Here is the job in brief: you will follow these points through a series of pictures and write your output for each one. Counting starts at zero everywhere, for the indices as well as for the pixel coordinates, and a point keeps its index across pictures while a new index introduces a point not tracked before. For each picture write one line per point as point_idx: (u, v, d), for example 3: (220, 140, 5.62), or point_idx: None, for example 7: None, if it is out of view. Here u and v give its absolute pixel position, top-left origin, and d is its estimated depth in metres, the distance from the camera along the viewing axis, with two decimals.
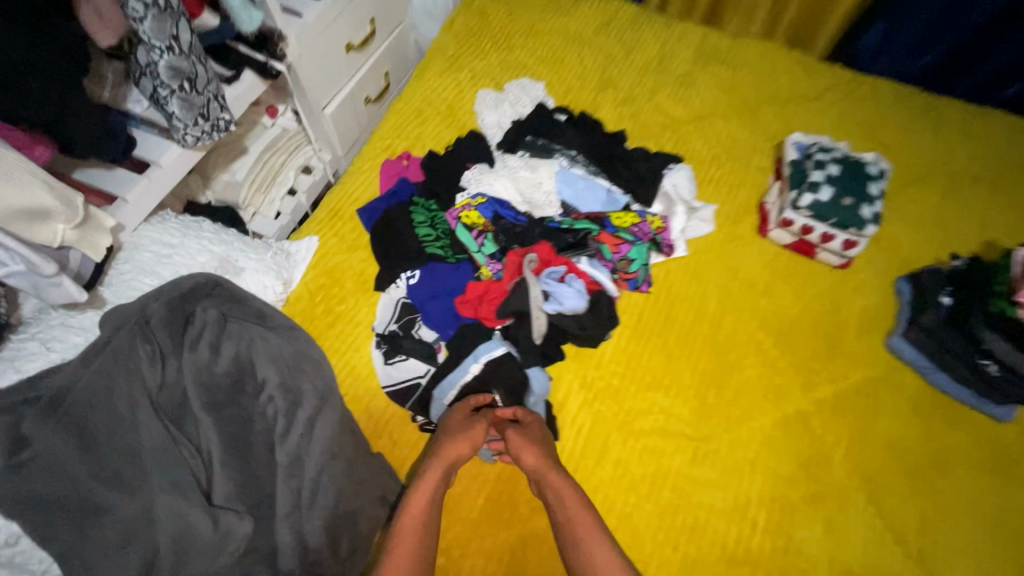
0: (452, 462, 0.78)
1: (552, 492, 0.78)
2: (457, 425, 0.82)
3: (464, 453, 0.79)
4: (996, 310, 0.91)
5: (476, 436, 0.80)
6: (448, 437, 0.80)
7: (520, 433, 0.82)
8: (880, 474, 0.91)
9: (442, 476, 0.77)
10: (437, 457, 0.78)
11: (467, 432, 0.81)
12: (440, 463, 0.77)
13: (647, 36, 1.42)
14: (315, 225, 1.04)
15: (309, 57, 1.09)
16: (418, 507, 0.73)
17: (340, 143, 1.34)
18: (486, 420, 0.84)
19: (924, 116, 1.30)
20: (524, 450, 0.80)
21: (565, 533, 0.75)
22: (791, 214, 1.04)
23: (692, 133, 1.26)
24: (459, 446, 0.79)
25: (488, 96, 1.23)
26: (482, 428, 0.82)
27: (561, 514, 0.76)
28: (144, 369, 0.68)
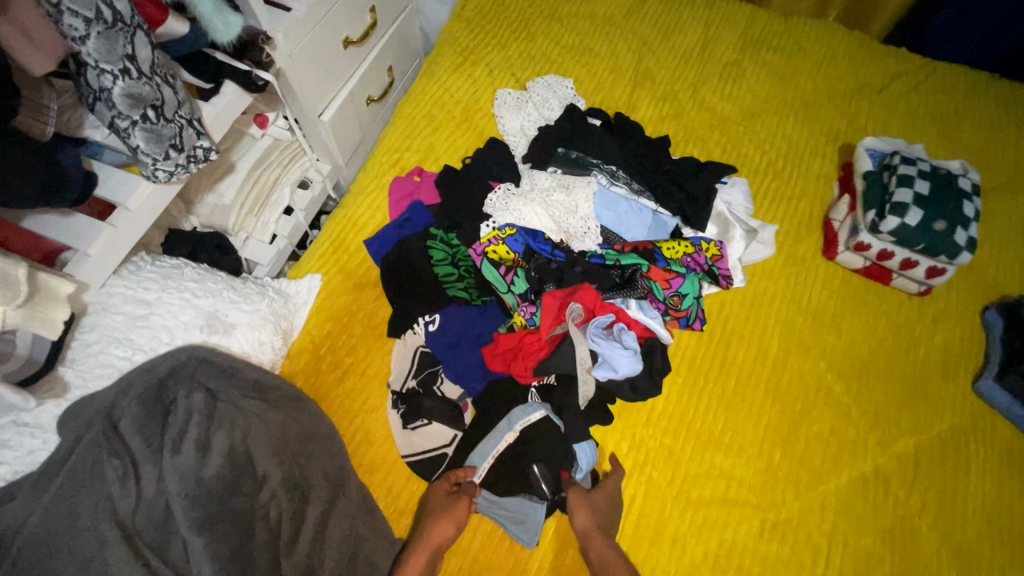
0: (436, 548, 0.68)
1: (596, 559, 0.70)
2: (438, 504, 0.72)
3: (449, 536, 0.69)
4: None
5: (460, 514, 0.70)
6: (428, 519, 0.70)
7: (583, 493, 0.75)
8: (974, 545, 0.79)
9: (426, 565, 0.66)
10: (418, 544, 0.68)
11: (448, 512, 0.70)
12: (422, 550, 0.67)
13: (686, 19, 1.24)
14: (317, 260, 0.90)
15: (300, 58, 0.92)
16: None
17: (341, 151, 1.18)
18: (463, 496, 0.73)
19: (1006, 111, 1.14)
20: (579, 510, 0.73)
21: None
22: (868, 238, 0.91)
23: (743, 135, 1.10)
24: (438, 531, 0.69)
25: (509, 96, 1.07)
26: (466, 504, 0.71)
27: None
28: (114, 491, 0.58)
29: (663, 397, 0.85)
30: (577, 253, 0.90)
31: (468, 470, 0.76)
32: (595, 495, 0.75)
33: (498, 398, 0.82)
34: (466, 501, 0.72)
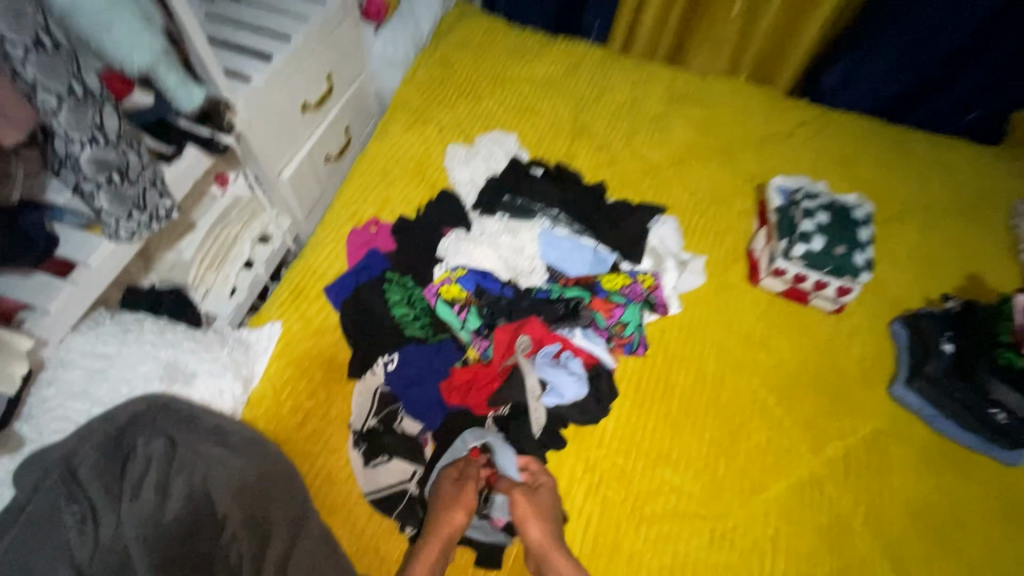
0: (448, 534, 0.72)
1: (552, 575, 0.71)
2: (447, 493, 0.76)
3: (460, 522, 0.73)
4: (1002, 361, 0.89)
5: (469, 499, 0.75)
6: (439, 507, 0.74)
7: (529, 496, 0.77)
8: (902, 538, 0.85)
9: (440, 550, 0.71)
10: (436, 527, 0.73)
11: (458, 499, 0.75)
12: (441, 533, 0.72)
13: (617, 79, 1.39)
14: (277, 308, 0.93)
15: (259, 122, 0.99)
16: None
17: (301, 206, 1.24)
18: (472, 479, 0.78)
19: (893, 150, 1.32)
20: (529, 519, 0.74)
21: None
22: (783, 263, 1.01)
23: (672, 178, 1.22)
24: (455, 515, 0.73)
25: (458, 151, 1.17)
26: (473, 488, 0.77)
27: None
28: (71, 538, 0.59)
29: (612, 418, 0.90)
30: (526, 291, 0.97)
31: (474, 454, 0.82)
32: (540, 497, 0.78)
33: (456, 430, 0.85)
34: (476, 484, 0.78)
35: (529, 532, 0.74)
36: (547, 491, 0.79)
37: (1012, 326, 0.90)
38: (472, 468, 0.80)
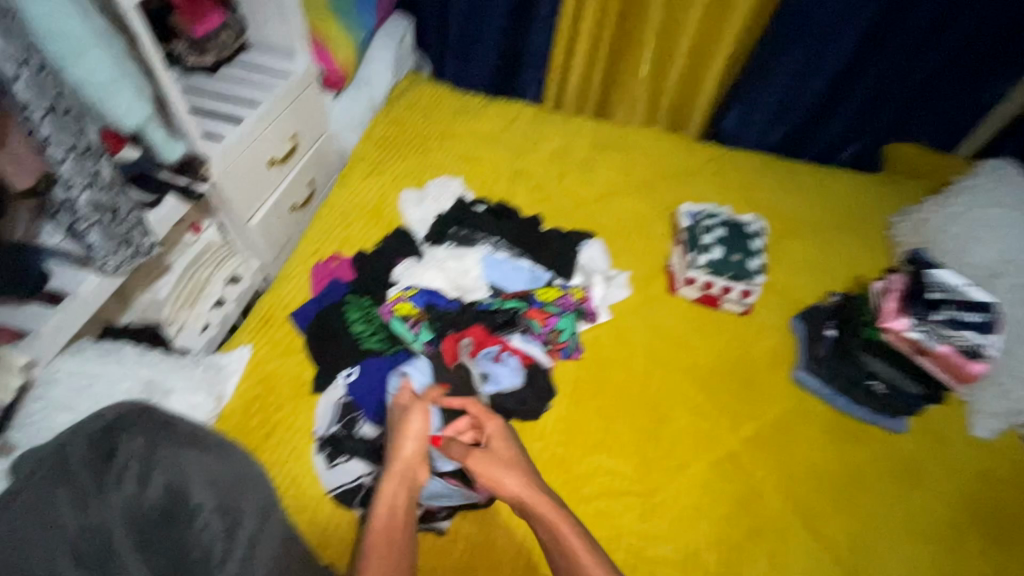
0: (402, 470, 0.80)
1: (539, 521, 0.77)
2: (395, 430, 0.84)
3: (410, 452, 0.81)
4: (867, 336, 1.07)
5: (415, 432, 0.83)
6: (392, 444, 0.83)
7: (486, 455, 0.82)
8: (808, 499, 0.98)
9: (397, 480, 0.79)
10: (391, 454, 0.81)
11: (405, 432, 0.83)
12: (394, 463, 0.80)
13: (549, 129, 1.60)
14: (247, 334, 1.04)
15: (232, 174, 1.14)
16: (380, 531, 0.74)
17: (269, 250, 1.36)
18: (421, 408, 0.85)
19: (787, 179, 1.55)
20: (504, 476, 0.79)
21: (562, 565, 0.74)
22: (692, 272, 1.19)
23: (599, 209, 1.41)
24: (400, 441, 0.82)
25: (410, 196, 1.33)
26: (419, 422, 0.84)
27: (556, 550, 0.74)
28: (65, 515, 0.65)
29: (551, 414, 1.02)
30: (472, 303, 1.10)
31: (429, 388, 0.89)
32: (504, 455, 0.82)
33: None
34: (425, 411, 0.85)
35: (511, 493, 0.79)
36: (499, 441, 0.84)
37: (871, 308, 1.09)
38: (425, 396, 0.87)
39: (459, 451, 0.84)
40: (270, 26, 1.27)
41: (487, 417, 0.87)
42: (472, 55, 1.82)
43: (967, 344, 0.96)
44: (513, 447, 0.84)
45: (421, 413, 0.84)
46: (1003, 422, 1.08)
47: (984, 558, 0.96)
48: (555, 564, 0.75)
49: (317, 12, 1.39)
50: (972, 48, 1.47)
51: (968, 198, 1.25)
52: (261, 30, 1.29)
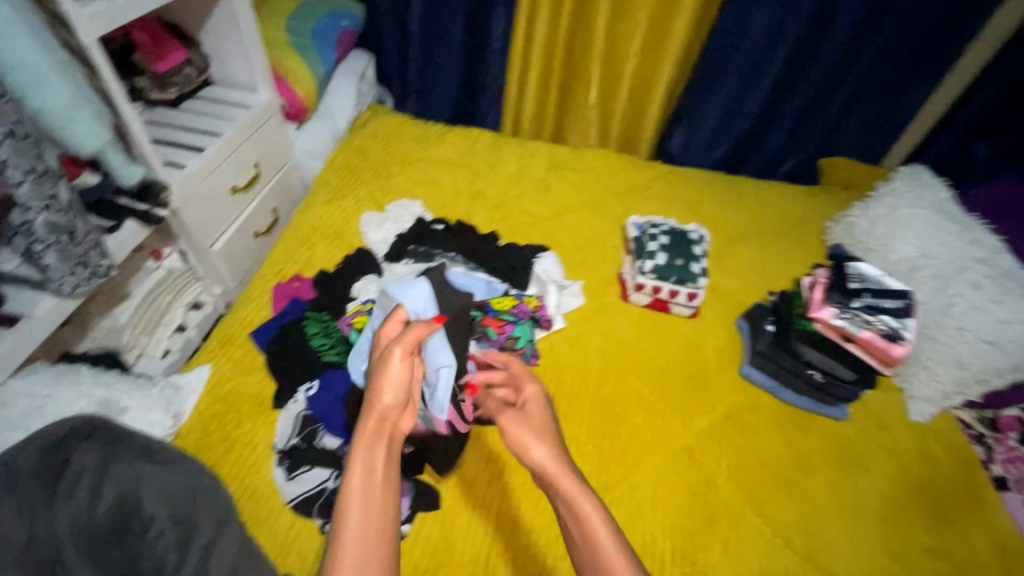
0: (380, 416, 0.63)
1: (561, 500, 0.61)
2: (377, 371, 0.67)
3: (388, 394, 0.65)
4: (800, 325, 1.16)
5: (394, 372, 0.66)
6: (372, 385, 0.66)
7: (519, 418, 0.70)
8: (759, 487, 1.01)
9: (372, 435, 0.61)
10: (365, 403, 0.64)
11: (383, 373, 0.66)
12: (367, 414, 0.63)
13: (506, 153, 1.69)
14: (207, 355, 1.06)
15: (193, 201, 1.17)
16: (354, 494, 0.57)
17: (232, 275, 1.38)
18: (406, 348, 0.68)
19: (730, 192, 1.66)
20: (532, 441, 0.66)
21: (586, 559, 0.58)
22: (641, 278, 1.25)
23: (555, 225, 1.47)
24: (377, 387, 0.65)
25: (372, 217, 1.38)
26: (401, 361, 0.67)
27: (577, 529, 0.59)
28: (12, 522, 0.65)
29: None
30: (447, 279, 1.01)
31: (420, 325, 0.71)
32: (534, 420, 0.69)
33: None
34: (407, 354, 0.68)
35: (533, 459, 0.65)
36: (536, 404, 0.73)
37: (803, 300, 1.19)
38: (410, 334, 0.69)
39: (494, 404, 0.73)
40: (232, 62, 1.34)
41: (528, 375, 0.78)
42: (431, 87, 1.92)
43: (887, 326, 1.08)
44: (550, 413, 0.73)
45: (403, 356, 0.67)
46: (935, 405, 1.15)
47: (928, 534, 0.99)
48: (573, 544, 0.60)
49: (283, 52, 1.49)
50: (883, 69, 1.62)
51: (890, 200, 1.34)
52: (223, 66, 1.35)
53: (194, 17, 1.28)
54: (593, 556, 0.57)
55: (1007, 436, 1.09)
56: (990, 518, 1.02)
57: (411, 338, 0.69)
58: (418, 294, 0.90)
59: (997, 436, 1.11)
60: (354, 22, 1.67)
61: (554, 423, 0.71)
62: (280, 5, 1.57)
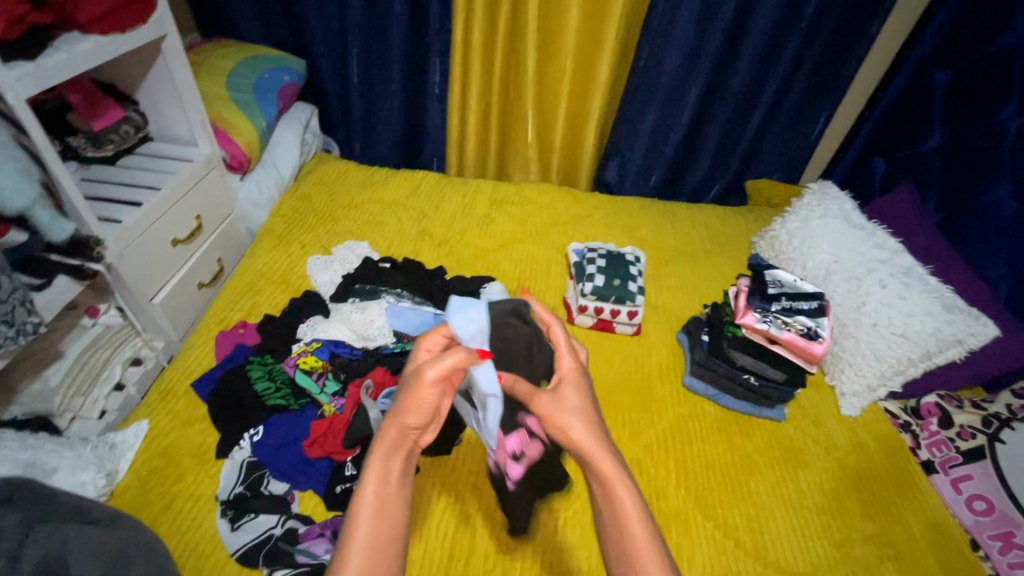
0: (402, 431, 0.64)
1: (597, 482, 0.65)
2: (407, 381, 0.66)
3: (415, 416, 0.64)
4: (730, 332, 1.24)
5: (425, 397, 0.64)
6: (400, 397, 0.65)
7: (554, 402, 0.70)
8: (706, 491, 1.05)
9: (390, 447, 0.63)
10: (390, 415, 0.65)
11: (414, 393, 0.64)
12: (390, 431, 0.63)
13: (451, 191, 1.75)
14: (145, 409, 1.03)
15: (129, 254, 1.16)
16: (368, 508, 0.60)
17: (174, 329, 1.35)
18: (440, 371, 0.66)
19: (664, 216, 1.76)
20: (569, 427, 0.67)
21: (613, 534, 0.63)
22: (583, 300, 1.31)
23: (501, 257, 1.53)
24: (402, 409, 0.64)
25: (318, 260, 1.38)
26: (434, 385, 0.65)
27: (609, 511, 0.63)
28: None
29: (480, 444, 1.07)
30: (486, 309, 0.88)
31: (461, 352, 0.68)
32: (569, 404, 0.70)
33: (322, 479, 0.97)
34: (441, 379, 0.65)
35: (569, 442, 0.68)
36: (571, 382, 0.73)
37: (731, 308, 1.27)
38: (448, 359, 0.66)
39: (527, 392, 0.73)
40: (172, 119, 1.37)
41: (564, 352, 0.76)
42: (376, 134, 1.99)
43: (804, 326, 1.18)
44: (586, 392, 0.72)
45: (437, 380, 0.65)
46: (864, 398, 1.22)
47: (867, 521, 1.03)
48: (604, 524, 0.64)
49: (224, 107, 1.53)
50: (785, 100, 1.80)
51: (802, 213, 1.45)
52: (164, 123, 1.38)
53: (132, 77, 1.31)
54: (621, 538, 0.62)
55: (929, 421, 1.17)
56: (921, 500, 1.08)
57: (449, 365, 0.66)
58: (469, 324, 0.78)
59: (921, 422, 1.18)
60: (295, 76, 1.73)
61: (591, 404, 0.71)
62: (220, 63, 1.62)
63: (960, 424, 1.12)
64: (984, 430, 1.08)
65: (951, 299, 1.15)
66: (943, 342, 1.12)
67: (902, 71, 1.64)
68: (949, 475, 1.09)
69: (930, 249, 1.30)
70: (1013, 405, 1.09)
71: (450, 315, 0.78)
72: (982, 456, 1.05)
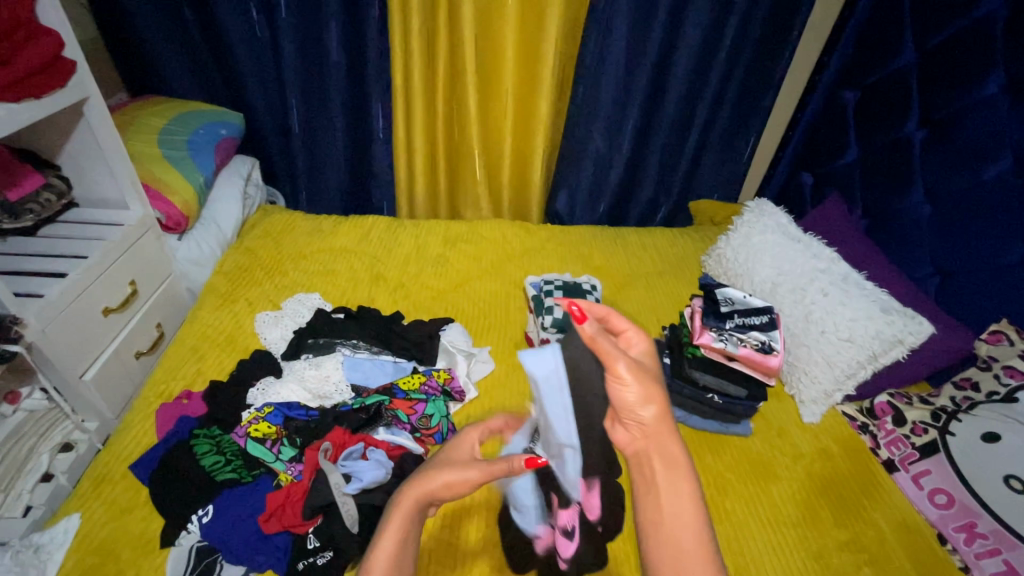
0: (431, 498, 0.67)
1: (658, 469, 0.63)
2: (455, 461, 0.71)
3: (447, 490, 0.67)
4: (689, 352, 1.26)
5: (465, 484, 0.68)
6: (441, 468, 0.69)
7: (639, 370, 0.66)
8: None
9: (413, 508, 0.67)
10: (424, 479, 0.68)
11: (456, 471, 0.68)
12: (421, 494, 0.67)
13: (403, 235, 1.72)
14: (77, 501, 0.94)
15: (55, 330, 1.08)
16: (381, 560, 0.63)
17: (109, 407, 1.25)
18: (487, 470, 0.69)
19: (615, 242, 1.80)
20: (649, 396, 0.65)
21: (661, 526, 0.61)
22: (544, 333, 1.30)
23: (459, 296, 1.51)
24: (440, 482, 0.68)
25: (266, 316, 1.32)
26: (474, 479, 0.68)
27: (668, 495, 0.61)
28: None
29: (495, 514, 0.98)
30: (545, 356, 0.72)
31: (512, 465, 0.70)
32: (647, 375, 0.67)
33: (282, 556, 0.89)
34: (483, 479, 0.69)
35: (644, 413, 0.65)
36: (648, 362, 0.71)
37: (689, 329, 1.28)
38: (497, 465, 0.70)
39: (608, 349, 0.66)
40: (97, 182, 1.30)
41: (638, 336, 0.73)
42: (322, 182, 1.97)
43: (759, 340, 1.21)
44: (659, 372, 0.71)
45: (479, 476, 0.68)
46: (823, 404, 1.26)
47: (840, 528, 1.05)
48: (655, 511, 0.61)
49: (157, 165, 1.47)
50: (714, 126, 1.91)
51: (743, 230, 1.52)
52: (88, 187, 1.31)
53: (49, 141, 1.24)
54: (674, 529, 0.60)
55: (884, 420, 1.20)
56: (886, 499, 1.11)
57: (495, 470, 0.69)
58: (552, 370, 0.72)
59: (877, 422, 1.22)
60: (232, 130, 1.70)
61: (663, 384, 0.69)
62: (150, 121, 1.56)
63: (912, 421, 1.15)
64: (934, 424, 1.12)
65: (888, 301, 1.22)
66: (886, 343, 1.18)
67: (816, 93, 1.77)
68: (910, 471, 1.13)
69: (862, 255, 1.38)
70: (956, 398, 1.14)
71: (523, 357, 0.72)
72: (936, 451, 1.09)
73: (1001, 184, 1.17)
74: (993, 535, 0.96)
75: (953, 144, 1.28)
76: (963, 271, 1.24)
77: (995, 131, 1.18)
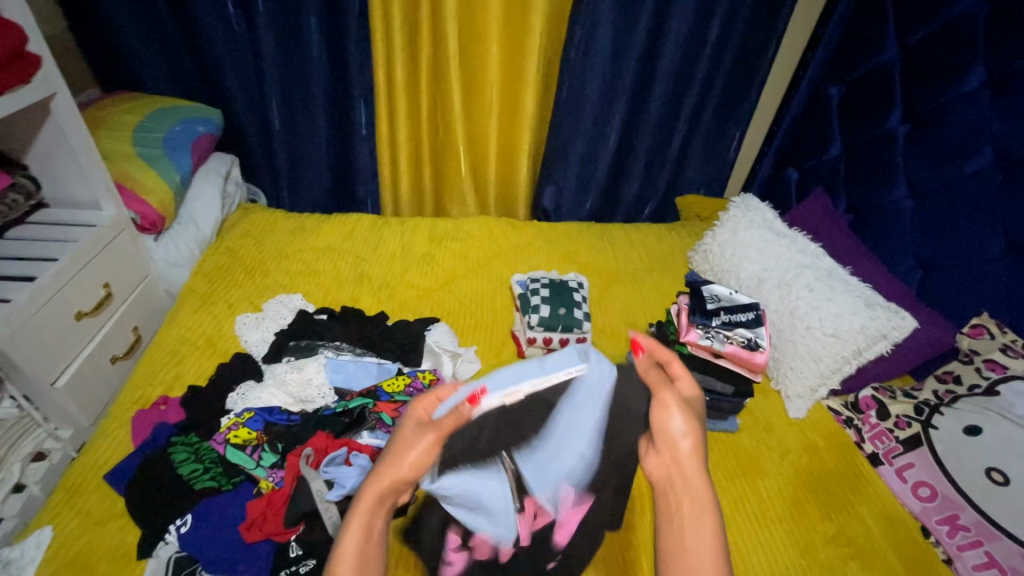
0: (392, 484, 0.65)
1: (682, 504, 0.65)
2: (405, 439, 0.66)
3: (408, 473, 0.65)
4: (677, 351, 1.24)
5: (425, 458, 0.65)
6: (395, 453, 0.65)
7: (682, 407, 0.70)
8: None
9: (377, 500, 0.65)
10: (381, 468, 0.65)
11: (412, 451, 0.65)
12: (382, 484, 0.65)
13: (388, 233, 1.70)
14: (49, 513, 0.91)
15: (22, 336, 1.04)
16: (351, 560, 0.63)
17: (84, 414, 1.22)
18: (440, 433, 0.65)
19: (602, 238, 1.79)
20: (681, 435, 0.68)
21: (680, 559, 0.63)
22: (531, 332, 1.29)
23: (445, 295, 1.49)
24: (405, 466, 0.64)
25: (247, 318, 1.29)
26: (430, 448, 0.65)
27: (691, 531, 0.64)
28: None
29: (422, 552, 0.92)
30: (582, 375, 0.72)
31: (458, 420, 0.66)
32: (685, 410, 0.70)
33: (264, 563, 0.88)
34: (439, 442, 0.65)
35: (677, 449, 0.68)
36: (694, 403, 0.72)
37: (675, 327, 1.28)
38: (448, 424, 0.66)
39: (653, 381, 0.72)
40: (69, 182, 1.26)
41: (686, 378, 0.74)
42: (304, 180, 1.93)
43: (745, 337, 1.19)
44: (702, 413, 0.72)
45: (433, 443, 0.65)
46: (808, 399, 1.26)
47: (827, 522, 1.05)
48: (678, 544, 0.64)
49: (132, 165, 1.43)
50: (700, 122, 1.91)
51: (729, 226, 1.51)
52: (59, 187, 1.27)
53: (16, 139, 1.19)
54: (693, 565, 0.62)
55: (868, 414, 1.21)
56: (870, 492, 1.12)
57: (447, 429, 0.65)
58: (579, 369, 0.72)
59: (862, 416, 1.22)
60: (210, 126, 1.65)
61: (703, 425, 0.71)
62: (123, 118, 1.52)
63: (896, 415, 1.17)
64: (917, 418, 1.13)
65: (872, 296, 1.22)
66: (871, 338, 1.18)
67: (800, 88, 1.77)
68: (894, 465, 1.14)
69: (847, 250, 1.39)
70: (939, 391, 1.15)
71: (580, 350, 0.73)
72: (919, 444, 1.10)
73: (981, 179, 1.18)
74: (975, 527, 0.97)
75: (935, 138, 1.28)
76: (945, 265, 1.25)
77: (976, 126, 1.19)
